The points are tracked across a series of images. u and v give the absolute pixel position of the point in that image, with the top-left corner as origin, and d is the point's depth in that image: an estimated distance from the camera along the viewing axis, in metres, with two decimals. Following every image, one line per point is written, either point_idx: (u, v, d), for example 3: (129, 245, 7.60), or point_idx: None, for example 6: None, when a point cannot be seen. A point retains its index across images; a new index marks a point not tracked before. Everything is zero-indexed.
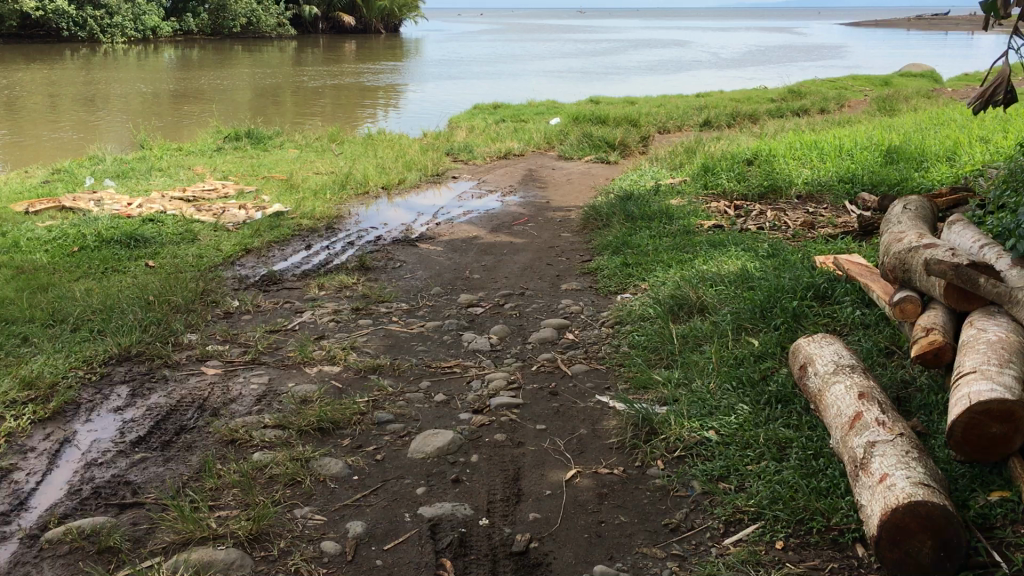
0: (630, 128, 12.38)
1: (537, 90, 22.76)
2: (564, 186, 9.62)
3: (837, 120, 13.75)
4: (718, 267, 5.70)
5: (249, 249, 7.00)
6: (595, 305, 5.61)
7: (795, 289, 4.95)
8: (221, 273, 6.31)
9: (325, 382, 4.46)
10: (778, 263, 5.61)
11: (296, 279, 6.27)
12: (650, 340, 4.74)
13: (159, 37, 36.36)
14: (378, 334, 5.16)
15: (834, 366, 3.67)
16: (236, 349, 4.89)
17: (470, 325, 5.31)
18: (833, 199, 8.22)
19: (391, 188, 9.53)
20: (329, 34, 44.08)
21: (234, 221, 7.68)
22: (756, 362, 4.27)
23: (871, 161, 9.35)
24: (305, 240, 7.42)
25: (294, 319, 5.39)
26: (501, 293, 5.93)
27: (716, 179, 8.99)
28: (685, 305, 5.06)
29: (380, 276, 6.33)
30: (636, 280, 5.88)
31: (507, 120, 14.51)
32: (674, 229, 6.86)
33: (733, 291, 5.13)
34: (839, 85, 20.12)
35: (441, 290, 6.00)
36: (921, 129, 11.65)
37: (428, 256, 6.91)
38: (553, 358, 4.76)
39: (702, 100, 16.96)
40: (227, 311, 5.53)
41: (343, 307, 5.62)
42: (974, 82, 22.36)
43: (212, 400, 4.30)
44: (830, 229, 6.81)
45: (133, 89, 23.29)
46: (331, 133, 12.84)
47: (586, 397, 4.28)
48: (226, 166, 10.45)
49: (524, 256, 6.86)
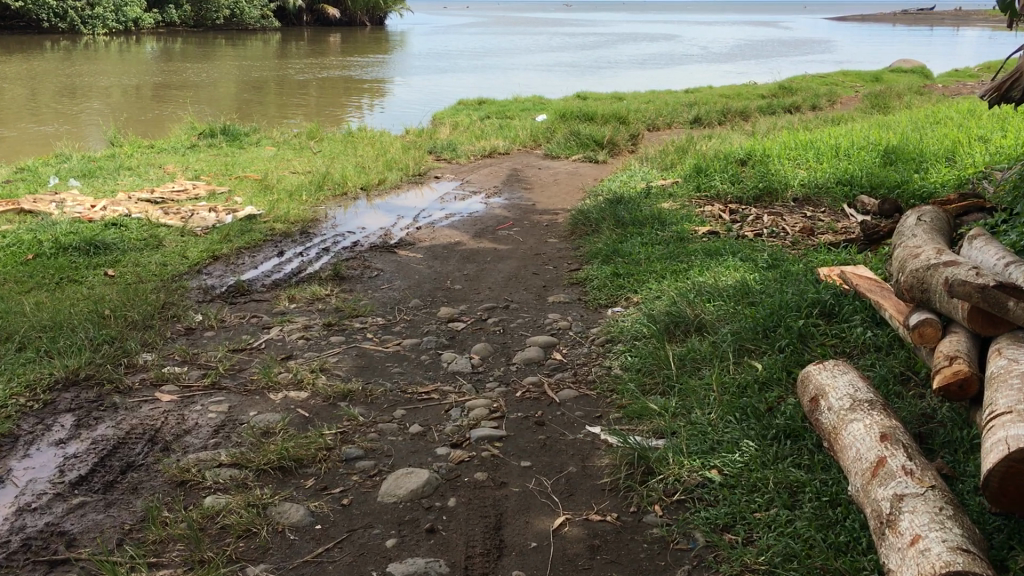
0: (619, 126, 12.03)
1: (524, 84, 22.38)
2: (550, 187, 9.25)
3: (829, 117, 13.45)
4: (714, 279, 5.35)
5: (217, 256, 6.60)
6: (584, 321, 5.24)
7: (800, 306, 4.60)
8: (185, 283, 5.91)
9: (290, 411, 4.08)
10: (778, 275, 5.27)
11: (265, 290, 5.89)
12: (644, 362, 4.38)
13: (141, 29, 35.76)
14: (350, 353, 4.78)
15: (851, 400, 3.32)
16: (195, 371, 4.50)
17: (450, 343, 4.94)
18: (831, 202, 7.89)
19: (370, 189, 9.13)
20: (314, 26, 43.53)
21: (202, 225, 7.28)
22: (760, 390, 3.92)
23: (869, 161, 9.02)
24: (277, 246, 7.02)
25: (261, 336, 5.00)
26: (484, 305, 5.56)
27: (709, 180, 8.64)
28: (681, 322, 4.70)
29: (355, 286, 5.95)
30: (627, 292, 5.52)
31: (492, 116, 14.13)
32: (666, 235, 6.51)
33: (733, 307, 4.78)
34: (829, 82, 19.81)
35: (420, 303, 5.63)
36: (917, 127, 11.34)
37: (407, 263, 6.53)
38: (539, 382, 4.40)
39: (691, 96, 16.62)
40: (188, 327, 5.13)
41: (314, 322, 5.24)
42: (966, 78, 22.07)
43: (165, 432, 3.92)
44: (831, 236, 6.47)
45: (112, 82, 22.78)
46: (310, 129, 12.43)
47: (575, 428, 3.91)
48: (199, 165, 10.03)
49: (509, 264, 6.49)
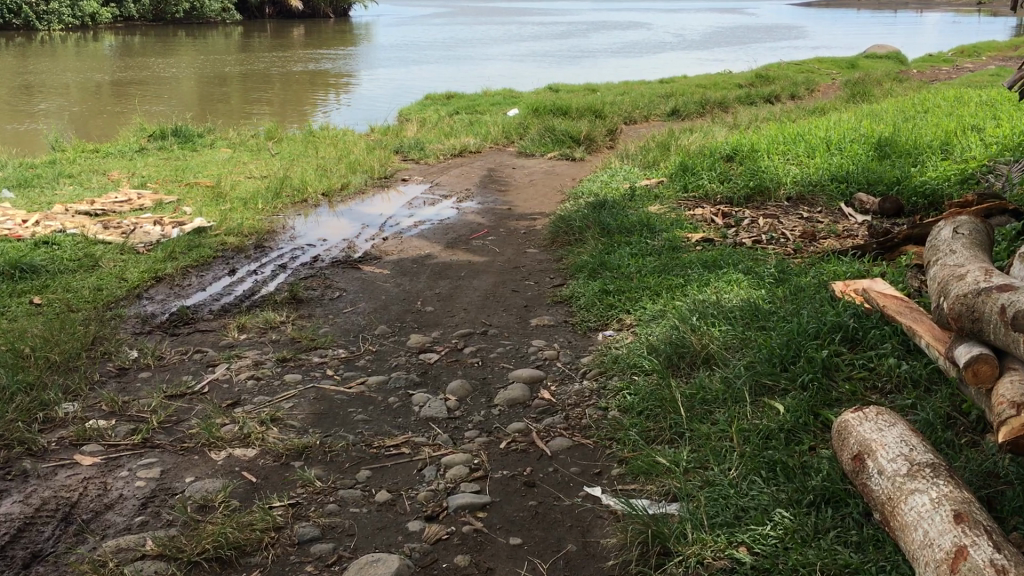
0: (595, 120, 11.44)
1: (492, 76, 21.74)
2: (526, 189, 8.65)
3: (811, 107, 12.93)
4: (717, 297, 4.78)
5: (160, 278, 5.94)
6: (572, 348, 4.65)
7: (820, 333, 4.04)
8: (120, 311, 5.25)
9: (234, 474, 3.45)
10: (789, 294, 4.70)
11: (212, 317, 5.25)
12: (646, 403, 3.80)
13: (100, 24, 34.71)
14: (307, 396, 4.15)
15: (908, 464, 2.75)
16: (125, 425, 3.86)
17: (421, 380, 4.33)
18: (828, 201, 7.35)
19: (332, 195, 8.48)
20: (277, 19, 42.57)
21: (145, 240, 6.61)
22: (786, 440, 3.35)
23: (863, 155, 8.49)
24: (229, 263, 6.37)
25: (204, 376, 4.37)
26: (459, 331, 4.95)
27: (696, 179, 8.08)
28: (685, 353, 4.12)
29: (314, 311, 5.31)
30: (617, 314, 4.96)
31: (462, 111, 13.50)
32: (656, 244, 5.93)
33: (742, 332, 4.22)
34: (803, 69, 19.38)
35: (387, 330, 5.01)
36: (906, 116, 10.83)
37: (372, 281, 5.91)
38: (526, 429, 3.79)
39: (666, 87, 16.08)
40: (120, 367, 4.47)
41: (267, 357, 4.61)
42: (941, 64, 21.70)
43: (82, 509, 3.27)
44: (835, 242, 5.94)
45: (67, 79, 21.89)
46: (269, 129, 11.73)
47: (571, 490, 3.32)
48: (147, 171, 9.32)
49: (484, 279, 5.88)
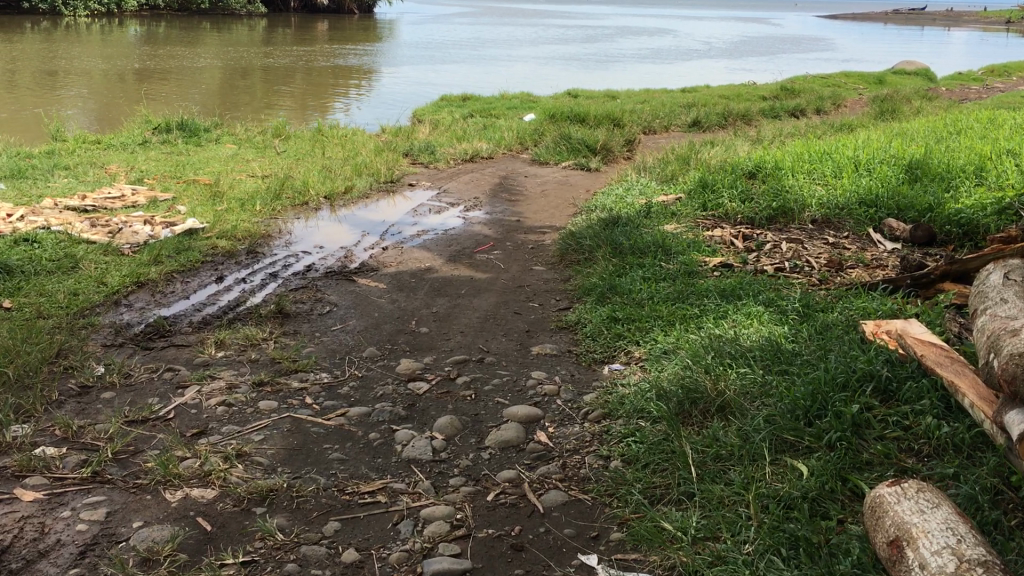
0: (614, 129, 11.05)
1: (512, 78, 21.35)
2: (537, 200, 8.27)
3: (837, 123, 12.48)
4: (735, 333, 4.38)
5: (142, 283, 5.59)
6: (575, 383, 4.27)
7: (847, 383, 3.64)
8: (92, 319, 4.90)
9: (186, 521, 3.08)
10: (815, 333, 4.30)
11: (190, 329, 4.89)
12: (652, 456, 3.41)
13: (125, 12, 34.55)
14: (280, 428, 3.78)
15: (957, 562, 2.38)
16: (76, 455, 3.50)
17: (408, 414, 3.95)
18: (855, 225, 6.92)
19: (335, 199, 8.13)
20: (301, 13, 42.38)
21: (131, 241, 6.27)
22: (810, 510, 2.96)
23: (893, 177, 8.05)
24: (217, 269, 6.02)
25: (172, 399, 4.00)
26: (453, 358, 4.57)
27: (716, 198, 7.68)
28: (698, 399, 3.72)
29: (300, 327, 4.94)
30: (626, 345, 4.57)
31: (477, 114, 13.13)
32: (670, 268, 5.53)
33: (761, 377, 3.82)
34: (830, 83, 18.93)
35: (377, 353, 4.63)
36: (937, 137, 10.37)
37: (366, 296, 5.54)
38: (517, 479, 3.41)
39: (688, 96, 15.66)
40: (83, 385, 4.11)
41: (243, 379, 4.24)
42: (972, 83, 21.17)
43: (14, 555, 2.90)
44: (863, 273, 5.53)
45: (86, 64, 21.68)
46: (278, 126, 11.39)
47: (563, 557, 2.93)
48: (145, 165, 8.99)
49: (485, 298, 5.50)
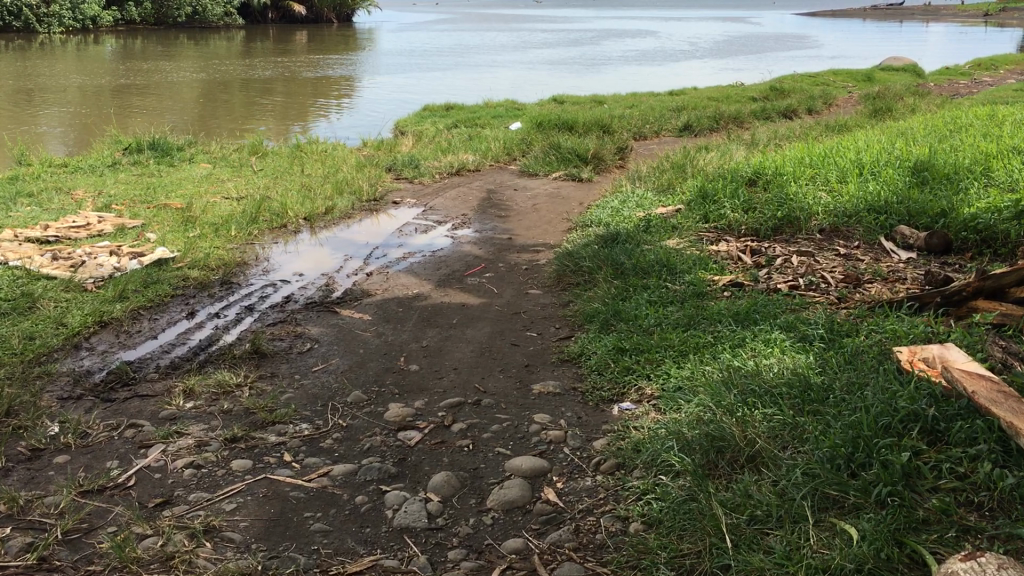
0: (603, 137, 10.66)
1: (497, 84, 20.97)
2: (528, 215, 7.87)
3: (831, 123, 12.13)
4: (755, 364, 3.98)
5: (105, 322, 5.16)
6: (582, 427, 3.86)
7: (889, 425, 3.24)
8: (48, 368, 4.46)
9: None
10: (846, 363, 3.90)
11: (156, 375, 4.46)
12: (678, 519, 3.00)
13: (101, 28, 33.97)
14: (255, 493, 3.35)
15: None
16: (21, 535, 3.06)
17: (399, 471, 3.53)
18: (866, 233, 6.51)
19: (315, 220, 7.71)
20: (280, 24, 41.91)
21: (95, 275, 5.83)
22: None
23: (901, 179, 7.67)
24: (188, 303, 5.59)
25: (135, 462, 3.57)
26: (447, 400, 4.14)
27: (718, 208, 7.29)
28: (724, 447, 3.32)
29: (278, 369, 4.51)
30: (635, 381, 4.17)
31: (461, 124, 12.72)
32: (676, 290, 5.14)
33: (791, 418, 3.43)
34: (819, 81, 18.62)
35: (363, 397, 4.21)
36: (938, 135, 10.00)
37: (350, 329, 5.11)
38: (525, 551, 3.00)
39: (676, 100, 15.30)
40: (33, 448, 3.67)
41: (214, 434, 3.81)
42: (960, 77, 20.90)
43: None
44: (884, 287, 5.15)
45: (59, 81, 21.15)
46: (254, 142, 10.97)
47: None
48: (114, 189, 8.54)
49: (479, 328, 5.08)
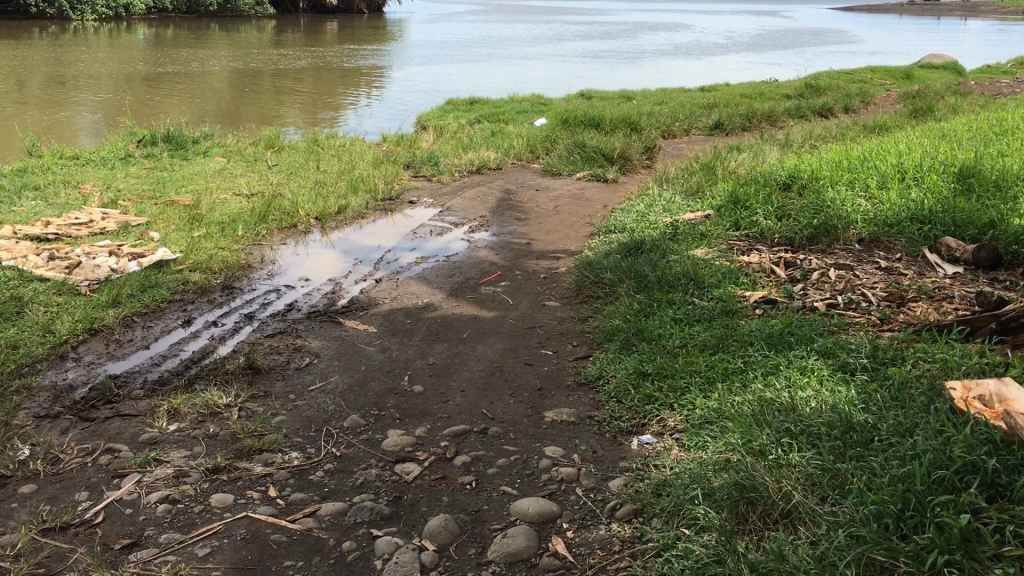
0: (631, 135, 10.29)
1: (524, 77, 20.60)
2: (549, 218, 7.51)
3: (870, 123, 11.65)
4: (790, 397, 3.60)
5: (96, 330, 4.87)
6: (598, 464, 3.50)
7: (945, 476, 2.85)
8: (29, 381, 4.17)
9: None
10: (892, 399, 3.51)
11: (141, 393, 4.15)
12: None
13: (134, 15, 33.92)
14: (233, 535, 3.03)
15: None
16: None
17: (392, 512, 3.19)
18: (908, 244, 6.08)
19: (326, 219, 7.40)
20: (311, 14, 41.74)
21: (91, 278, 5.55)
22: None
23: (945, 186, 7.22)
24: (186, 310, 5.29)
25: (106, 494, 3.27)
26: (451, 429, 3.81)
27: (750, 215, 6.89)
28: (756, 498, 2.95)
29: (272, 388, 4.20)
30: (658, 411, 3.80)
31: (485, 119, 12.38)
32: (704, 308, 4.76)
33: (833, 466, 3.05)
34: (856, 78, 18.07)
35: (361, 421, 3.88)
36: (983, 138, 9.52)
37: (354, 343, 4.79)
38: None
39: (706, 97, 14.85)
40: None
41: (195, 463, 3.50)
42: (1003, 76, 20.23)
43: None
44: (930, 306, 4.74)
45: (87, 69, 21.04)
46: (272, 136, 10.69)
47: None
48: (124, 183, 8.28)
49: (490, 345, 4.74)
